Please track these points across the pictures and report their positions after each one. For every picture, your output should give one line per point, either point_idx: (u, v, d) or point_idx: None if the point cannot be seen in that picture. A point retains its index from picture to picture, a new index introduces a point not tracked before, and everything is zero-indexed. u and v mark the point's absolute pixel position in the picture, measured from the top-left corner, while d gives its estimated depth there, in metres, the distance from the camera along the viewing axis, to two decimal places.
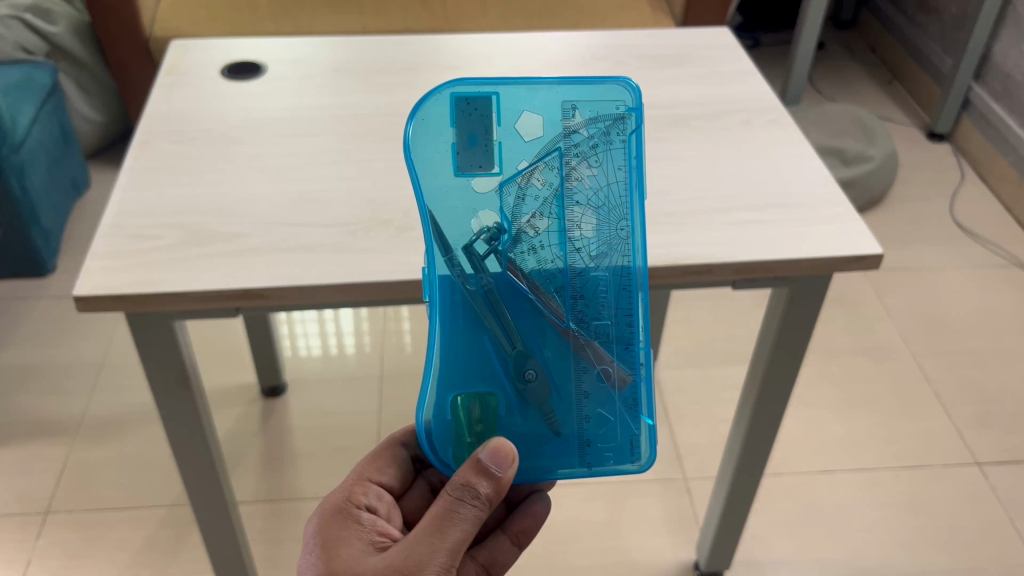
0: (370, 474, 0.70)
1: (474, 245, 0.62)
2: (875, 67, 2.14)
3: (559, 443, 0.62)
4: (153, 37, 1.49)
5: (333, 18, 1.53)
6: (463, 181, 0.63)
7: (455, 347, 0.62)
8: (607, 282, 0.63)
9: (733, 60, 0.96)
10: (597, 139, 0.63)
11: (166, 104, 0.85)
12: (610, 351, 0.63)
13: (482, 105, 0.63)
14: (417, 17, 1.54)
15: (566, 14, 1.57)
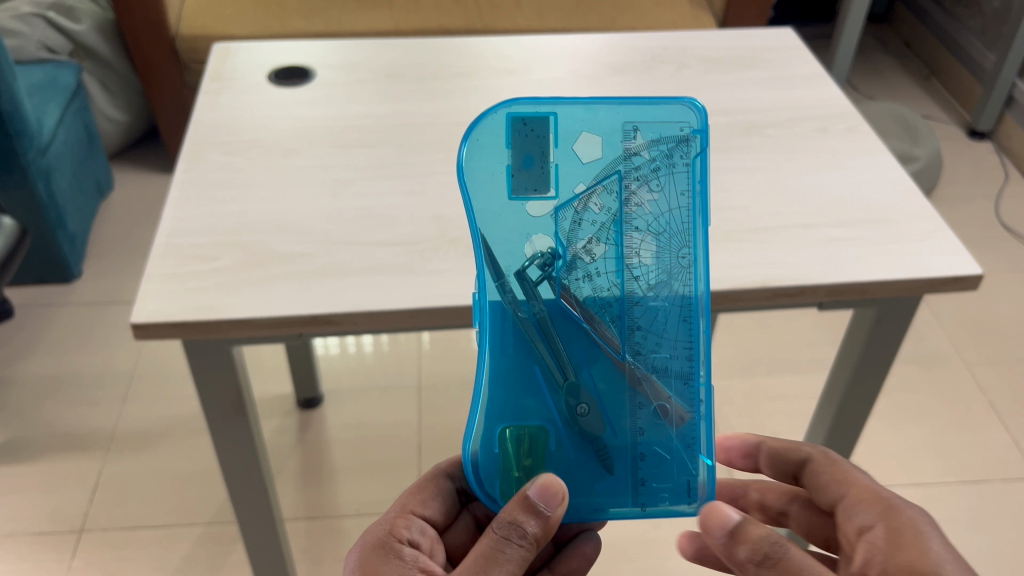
0: (414, 507, 0.63)
1: (527, 272, 0.58)
2: (910, 62, 2.09)
3: (611, 481, 0.56)
4: (179, 36, 1.45)
5: (363, 14, 1.49)
6: (517, 205, 0.58)
7: (504, 376, 0.57)
8: (666, 311, 0.56)
9: (800, 63, 0.91)
10: (659, 163, 0.56)
11: (212, 112, 0.81)
12: (668, 385, 0.56)
13: (539, 127, 0.58)
14: (450, 13, 1.49)
15: (603, 10, 1.52)
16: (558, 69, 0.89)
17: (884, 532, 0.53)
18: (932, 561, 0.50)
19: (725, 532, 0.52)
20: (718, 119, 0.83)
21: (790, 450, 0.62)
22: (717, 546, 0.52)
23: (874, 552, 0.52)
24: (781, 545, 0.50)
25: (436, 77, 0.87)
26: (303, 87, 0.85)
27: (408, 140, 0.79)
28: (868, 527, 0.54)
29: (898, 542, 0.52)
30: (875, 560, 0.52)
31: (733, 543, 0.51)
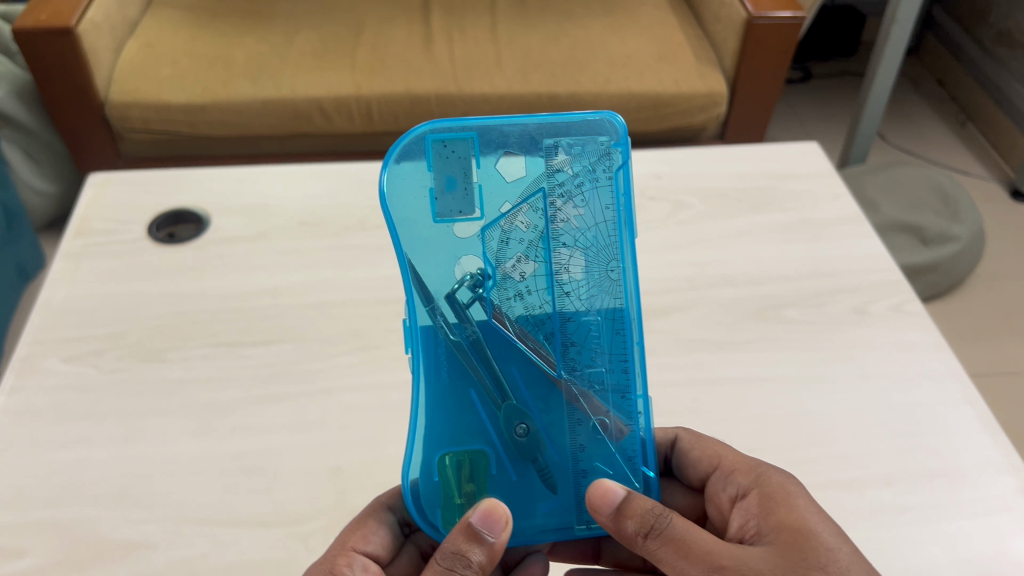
0: (356, 543, 0.49)
1: (456, 295, 0.53)
2: (944, 105, 1.88)
3: (555, 501, 0.52)
4: (108, 103, 1.27)
5: (320, 75, 1.30)
6: (441, 229, 0.53)
7: (437, 403, 0.53)
8: (599, 326, 0.54)
9: (818, 198, 0.73)
10: (583, 177, 0.53)
11: (75, 288, 0.65)
12: (605, 400, 0.53)
13: (460, 146, 0.53)
14: (419, 73, 1.30)
15: (596, 67, 1.33)
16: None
17: (759, 499, 0.47)
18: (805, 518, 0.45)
19: (612, 508, 0.46)
20: (718, 292, 0.64)
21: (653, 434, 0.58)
22: (604, 524, 0.47)
23: (749, 518, 0.47)
24: (669, 515, 0.45)
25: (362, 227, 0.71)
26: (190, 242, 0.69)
27: (310, 333, 0.62)
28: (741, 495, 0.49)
29: (772, 504, 0.46)
30: (753, 524, 0.47)
31: (619, 519, 0.46)
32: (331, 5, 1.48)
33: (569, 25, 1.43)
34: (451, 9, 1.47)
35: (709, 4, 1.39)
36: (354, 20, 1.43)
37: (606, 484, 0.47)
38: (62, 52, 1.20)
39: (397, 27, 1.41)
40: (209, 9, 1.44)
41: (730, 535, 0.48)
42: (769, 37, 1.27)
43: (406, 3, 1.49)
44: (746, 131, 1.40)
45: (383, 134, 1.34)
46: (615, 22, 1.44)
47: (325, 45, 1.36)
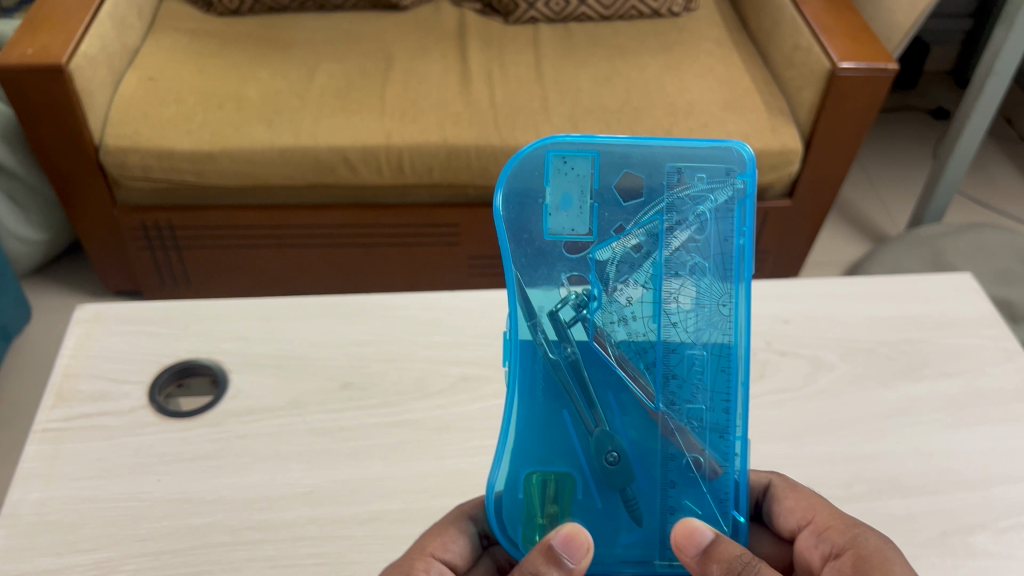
0: (435, 550, 0.55)
1: (559, 312, 0.57)
2: (1012, 147, 1.73)
3: (639, 534, 0.54)
4: (103, 147, 1.11)
5: (346, 120, 1.15)
6: (553, 244, 0.57)
7: (532, 420, 0.56)
8: (703, 360, 0.56)
9: (874, 376, 0.74)
10: (702, 205, 0.55)
11: (64, 486, 0.63)
12: (702, 438, 0.55)
13: (581, 166, 0.56)
14: (458, 122, 1.16)
15: (655, 116, 1.18)
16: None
17: (853, 559, 0.51)
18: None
19: (698, 550, 0.48)
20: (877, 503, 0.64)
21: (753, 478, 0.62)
22: (689, 564, 0.49)
23: None
24: (756, 565, 0.47)
25: (418, 391, 0.71)
26: (197, 416, 0.69)
27: (353, 554, 0.61)
28: (834, 554, 0.53)
29: (864, 569, 0.50)
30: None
31: (704, 563, 0.48)
32: (354, 31, 1.33)
33: (622, 64, 1.28)
34: (489, 41, 1.32)
35: (780, 46, 1.25)
36: (381, 51, 1.28)
37: (695, 523, 0.49)
38: (52, 91, 1.05)
39: (429, 61, 1.27)
40: (219, 34, 1.29)
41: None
42: (855, 91, 1.12)
43: (438, 32, 1.34)
44: (819, 191, 1.25)
45: (413, 186, 1.19)
46: (672, 60, 1.29)
47: (349, 82, 1.21)
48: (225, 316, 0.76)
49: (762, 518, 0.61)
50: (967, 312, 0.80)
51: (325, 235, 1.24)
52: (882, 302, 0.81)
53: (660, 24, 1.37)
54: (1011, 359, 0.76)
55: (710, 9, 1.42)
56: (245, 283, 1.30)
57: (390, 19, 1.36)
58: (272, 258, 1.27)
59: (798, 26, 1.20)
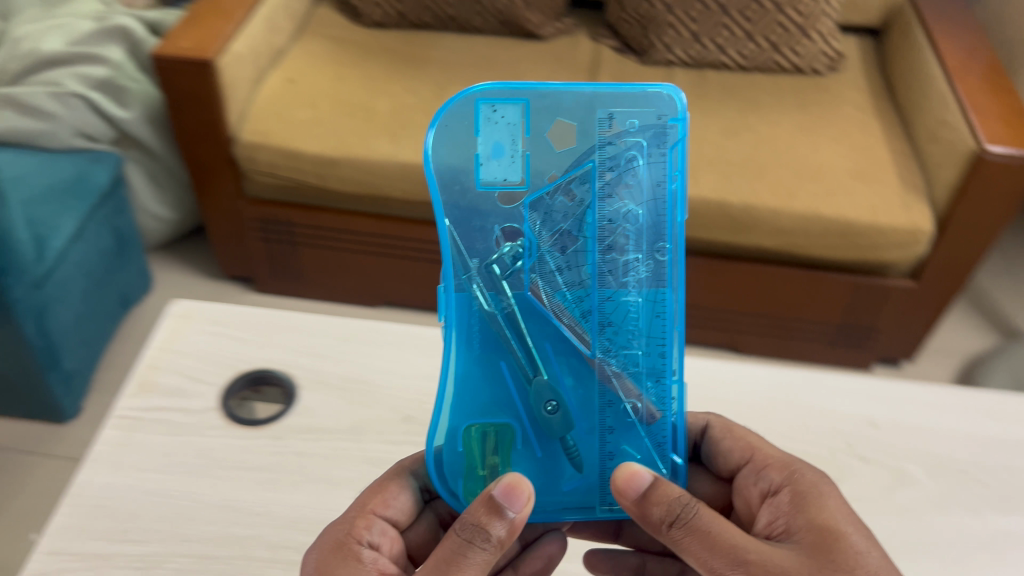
0: (375, 507, 0.58)
1: (493, 265, 0.56)
2: None
3: (579, 481, 0.57)
4: (238, 141, 1.17)
5: None
6: (486, 196, 0.55)
7: (468, 371, 0.57)
8: (638, 308, 0.57)
9: (963, 502, 0.69)
10: (636, 152, 0.54)
11: (127, 476, 0.67)
12: (639, 384, 0.57)
13: (509, 112, 0.54)
14: None
15: (779, 177, 1.14)
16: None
17: (789, 496, 0.53)
18: (831, 519, 0.50)
19: (637, 493, 0.51)
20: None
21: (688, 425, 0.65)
22: (630, 507, 0.51)
23: (778, 514, 0.53)
24: (693, 505, 0.50)
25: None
26: (264, 426, 0.71)
27: None
28: (772, 491, 0.56)
29: (800, 502, 0.52)
30: (781, 521, 0.53)
31: (644, 505, 0.51)
32: (490, 56, 1.35)
33: (753, 118, 1.24)
34: (621, 79, 1.32)
35: (926, 119, 1.18)
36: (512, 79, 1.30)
37: (634, 468, 0.52)
38: (198, 84, 1.11)
39: None
40: (361, 45, 1.34)
41: (760, 527, 0.55)
42: (1000, 177, 1.05)
43: (571, 65, 1.35)
44: (948, 277, 1.17)
45: None
46: (807, 120, 1.24)
47: None
48: (296, 331, 0.80)
49: (702, 463, 0.65)
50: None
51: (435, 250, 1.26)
52: (981, 417, 0.76)
53: (800, 81, 1.33)
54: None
55: (855, 72, 1.37)
56: (349, 285, 1.34)
57: (526, 47, 1.38)
58: (377, 266, 1.30)
59: (948, 100, 1.14)
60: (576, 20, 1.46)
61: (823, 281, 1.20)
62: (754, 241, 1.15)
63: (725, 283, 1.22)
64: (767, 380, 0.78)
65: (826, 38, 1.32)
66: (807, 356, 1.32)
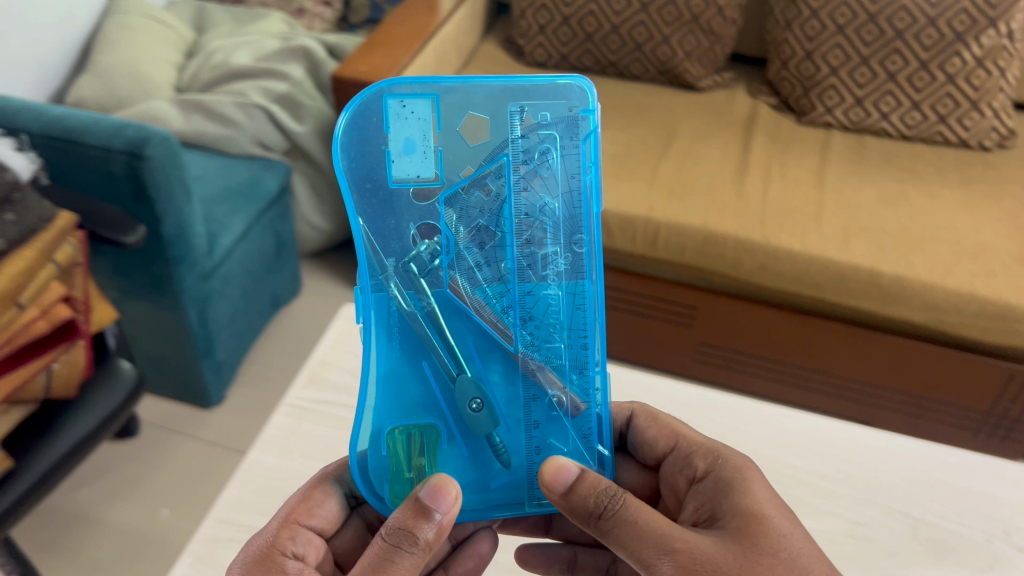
0: (301, 516, 0.59)
1: (409, 264, 0.56)
2: None
3: (507, 477, 0.58)
4: None
5: (616, 186, 1.20)
6: (400, 193, 0.55)
7: (392, 372, 0.57)
8: (559, 301, 0.57)
9: None
10: (548, 145, 0.55)
11: (291, 460, 0.71)
12: (563, 376, 0.58)
13: (419, 107, 0.54)
14: (723, 209, 1.16)
15: (936, 250, 1.11)
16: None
17: (712, 482, 0.55)
18: (754, 502, 0.51)
19: (564, 487, 0.52)
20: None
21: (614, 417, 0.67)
22: (557, 501, 0.52)
23: (703, 501, 0.55)
24: (619, 494, 0.51)
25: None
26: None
27: None
28: (697, 478, 0.58)
29: (724, 486, 0.54)
30: (706, 507, 0.54)
31: (570, 498, 0.51)
32: (646, 104, 1.38)
33: (913, 188, 1.21)
34: (776, 136, 1.32)
35: None
36: (666, 127, 1.32)
37: (561, 462, 0.53)
38: None
39: (712, 145, 1.28)
40: None
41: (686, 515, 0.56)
42: None
43: (727, 118, 1.35)
44: None
45: (665, 262, 1.20)
46: (971, 196, 1.20)
47: (628, 150, 1.27)
48: None
49: (633, 455, 0.67)
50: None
51: None
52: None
53: (966, 155, 1.29)
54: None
55: None
56: None
57: (683, 97, 1.40)
58: None
59: None
60: (734, 75, 1.47)
61: (974, 364, 1.14)
62: (902, 314, 1.12)
63: (865, 353, 1.19)
64: (916, 455, 0.76)
65: (998, 114, 1.28)
66: (946, 440, 1.26)
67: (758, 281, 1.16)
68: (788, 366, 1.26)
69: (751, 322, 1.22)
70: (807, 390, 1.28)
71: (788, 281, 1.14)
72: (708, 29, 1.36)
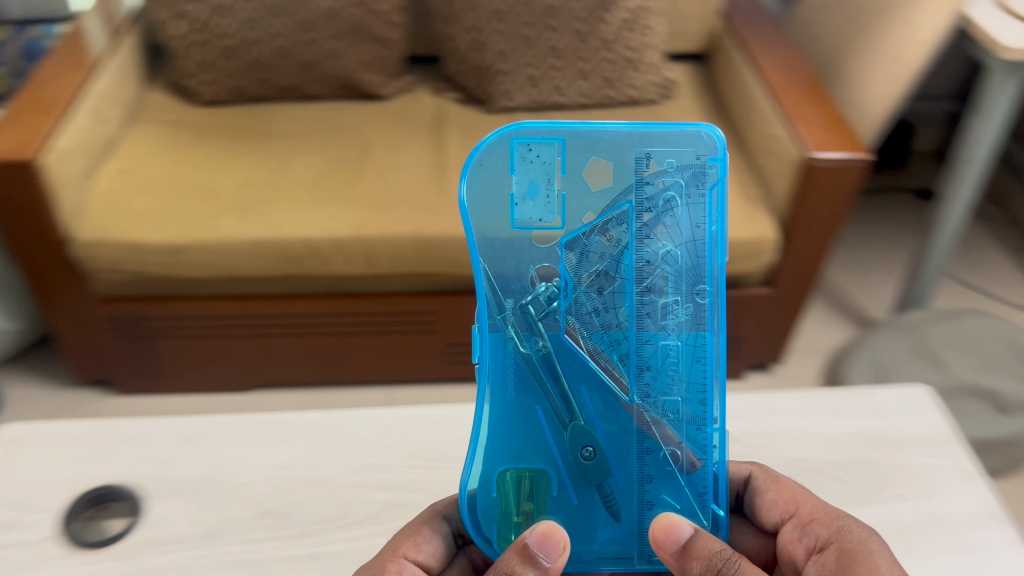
0: (408, 551, 0.58)
1: (527, 306, 0.56)
2: (1003, 226, 1.73)
3: (616, 530, 0.57)
4: (74, 241, 1.10)
5: (317, 211, 1.14)
6: (522, 236, 0.55)
7: (504, 415, 0.57)
8: (678, 351, 0.56)
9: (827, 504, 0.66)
10: (674, 192, 0.54)
11: None
12: (678, 430, 0.56)
13: (546, 152, 0.54)
14: (429, 212, 1.14)
15: None
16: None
17: (836, 555, 0.52)
18: None
19: (676, 546, 0.51)
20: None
21: (733, 475, 0.64)
22: (668, 560, 0.51)
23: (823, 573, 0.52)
24: (736, 561, 0.49)
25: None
26: (110, 546, 0.65)
27: None
28: (817, 548, 0.54)
29: (849, 565, 0.51)
30: None
31: (682, 559, 0.51)
32: (334, 121, 1.35)
33: None
34: (467, 129, 1.34)
35: (758, 134, 1.24)
36: (358, 141, 1.29)
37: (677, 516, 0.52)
38: (21, 187, 1.03)
39: (406, 150, 1.28)
40: (200, 125, 1.31)
41: None
42: (829, 180, 1.10)
43: (417, 121, 1.35)
44: (796, 279, 1.22)
45: (387, 276, 1.17)
46: None
47: (325, 172, 1.22)
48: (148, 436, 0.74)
49: (745, 512, 0.64)
50: (927, 431, 0.73)
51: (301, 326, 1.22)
52: (836, 417, 0.74)
53: (639, 112, 1.38)
54: (969, 482, 0.68)
55: (688, 97, 1.44)
56: (215, 375, 1.28)
57: (370, 108, 1.39)
58: (244, 349, 1.24)
59: (772, 114, 1.20)
60: (417, 77, 1.48)
61: None
62: None
63: None
64: None
65: (656, 69, 1.38)
66: None
67: None
68: None
69: None
70: None
71: None
72: (375, 36, 1.35)
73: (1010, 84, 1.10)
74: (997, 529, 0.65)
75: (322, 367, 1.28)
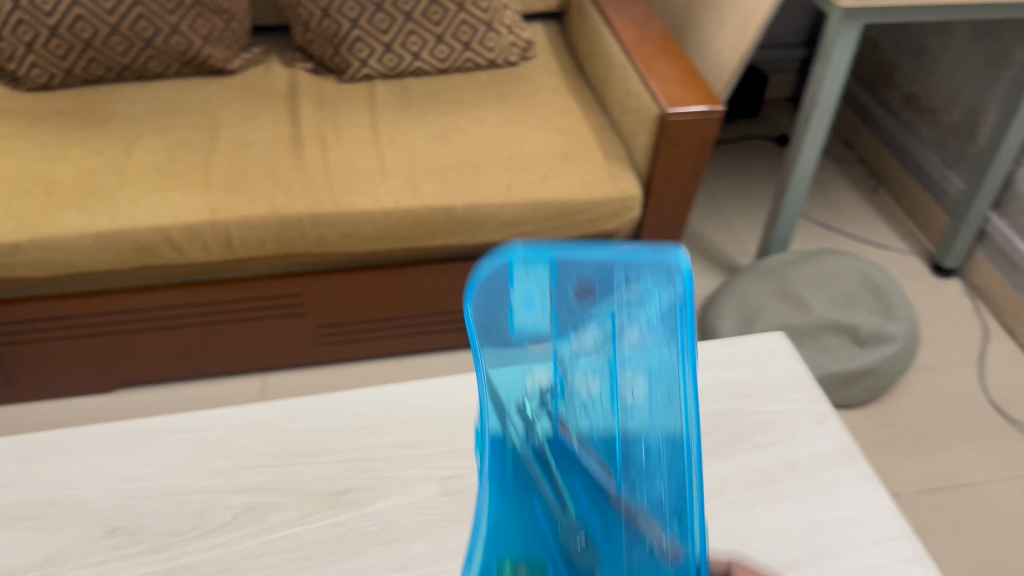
0: None
1: (522, 411, 0.48)
2: (850, 166, 1.83)
3: None
4: None
5: (168, 197, 1.07)
6: (517, 346, 0.47)
7: (501, 512, 0.46)
8: (659, 451, 0.45)
9: None
10: (652, 302, 0.45)
11: None
12: (664, 526, 0.44)
13: (534, 269, 0.44)
14: (288, 190, 1.10)
15: (494, 171, 1.16)
16: (330, 482, 0.63)
17: None
18: None
19: None
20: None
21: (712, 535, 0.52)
22: None
23: None
24: None
25: (193, 531, 0.60)
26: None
27: None
28: None
29: None
30: None
31: None
32: (179, 100, 1.26)
33: (460, 117, 1.26)
34: (322, 101, 1.29)
35: (616, 92, 1.25)
36: (206, 120, 1.22)
37: None
38: None
39: (259, 127, 1.21)
40: (26, 112, 1.20)
41: None
42: (686, 134, 1.12)
43: (269, 95, 1.29)
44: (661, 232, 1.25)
45: (249, 259, 1.12)
46: (510, 112, 1.27)
47: (172, 155, 1.14)
48: None
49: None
50: (781, 375, 0.75)
51: (161, 319, 1.15)
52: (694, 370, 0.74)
53: (498, 74, 1.37)
54: (821, 423, 0.71)
55: (546, 57, 1.43)
56: (71, 378, 1.20)
57: (217, 84, 1.31)
58: (101, 349, 1.17)
59: (628, 71, 1.21)
60: (265, 48, 1.41)
61: None
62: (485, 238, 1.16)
63: None
64: None
65: (513, 29, 1.37)
66: None
67: (348, 249, 1.13)
68: (404, 319, 1.26)
69: (359, 294, 1.20)
70: (433, 335, 1.30)
71: (377, 240, 1.12)
72: (216, 8, 1.27)
73: (851, 31, 1.14)
74: (847, 466, 0.68)
75: (188, 359, 1.22)
